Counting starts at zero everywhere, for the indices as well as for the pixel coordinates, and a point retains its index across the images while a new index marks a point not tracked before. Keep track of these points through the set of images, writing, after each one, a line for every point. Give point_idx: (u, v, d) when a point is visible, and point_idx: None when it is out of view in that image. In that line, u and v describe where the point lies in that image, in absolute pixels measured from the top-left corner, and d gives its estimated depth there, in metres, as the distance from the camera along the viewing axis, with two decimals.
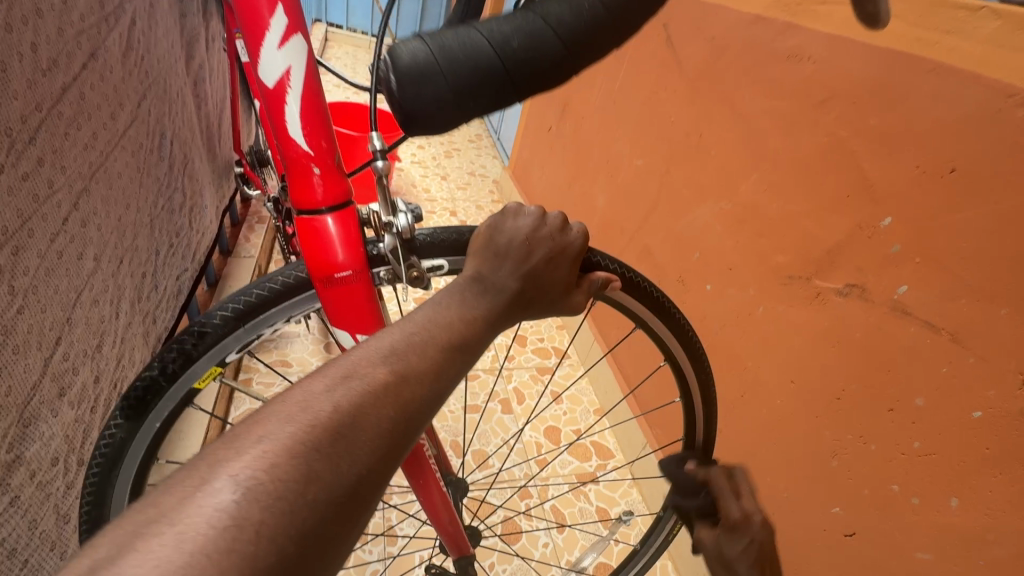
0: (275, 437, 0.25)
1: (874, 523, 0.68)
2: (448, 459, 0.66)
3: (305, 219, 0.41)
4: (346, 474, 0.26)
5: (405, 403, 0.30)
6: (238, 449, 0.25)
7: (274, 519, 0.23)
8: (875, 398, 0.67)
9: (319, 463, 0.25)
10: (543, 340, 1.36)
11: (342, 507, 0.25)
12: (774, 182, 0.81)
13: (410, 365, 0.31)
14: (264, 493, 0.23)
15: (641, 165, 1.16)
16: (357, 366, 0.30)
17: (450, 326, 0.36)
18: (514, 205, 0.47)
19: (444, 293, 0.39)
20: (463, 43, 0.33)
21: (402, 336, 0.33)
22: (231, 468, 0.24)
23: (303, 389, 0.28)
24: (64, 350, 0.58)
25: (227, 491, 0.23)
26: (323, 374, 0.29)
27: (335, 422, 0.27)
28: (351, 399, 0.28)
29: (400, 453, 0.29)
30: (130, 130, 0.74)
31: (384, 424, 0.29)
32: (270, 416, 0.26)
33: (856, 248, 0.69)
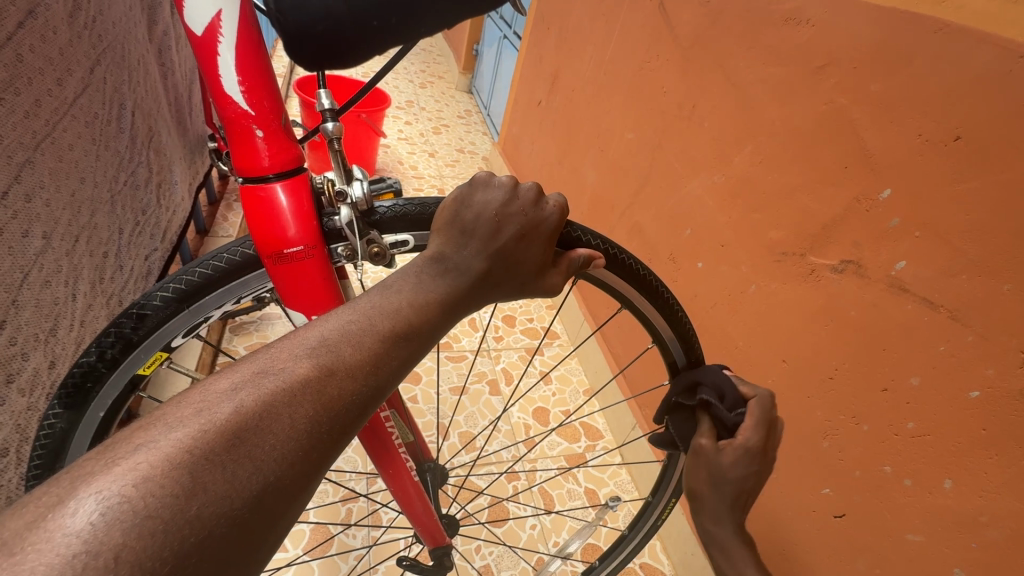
0: (157, 445, 0.24)
1: (865, 506, 0.66)
2: (424, 446, 0.64)
3: (250, 187, 0.37)
4: (242, 482, 0.25)
5: (326, 402, 0.28)
6: (115, 459, 0.23)
7: (143, 538, 0.21)
8: (868, 378, 0.65)
9: (208, 471, 0.24)
10: (532, 321, 1.34)
11: (234, 519, 0.24)
12: (769, 154, 0.78)
13: (338, 358, 0.30)
14: (133, 510, 0.21)
15: (632, 139, 1.12)
16: (271, 363, 0.29)
17: (397, 313, 0.34)
18: (484, 174, 0.42)
19: (396, 277, 0.37)
20: None
21: (332, 329, 0.31)
22: (99, 482, 0.22)
23: (205, 390, 0.27)
24: (10, 335, 0.55)
25: (87, 509, 0.21)
26: (233, 372, 0.28)
27: (236, 425, 0.25)
28: (260, 398, 0.27)
29: (313, 457, 0.27)
30: (83, 98, 0.69)
31: (298, 425, 0.27)
32: (161, 419, 0.25)
33: (852, 222, 0.66)
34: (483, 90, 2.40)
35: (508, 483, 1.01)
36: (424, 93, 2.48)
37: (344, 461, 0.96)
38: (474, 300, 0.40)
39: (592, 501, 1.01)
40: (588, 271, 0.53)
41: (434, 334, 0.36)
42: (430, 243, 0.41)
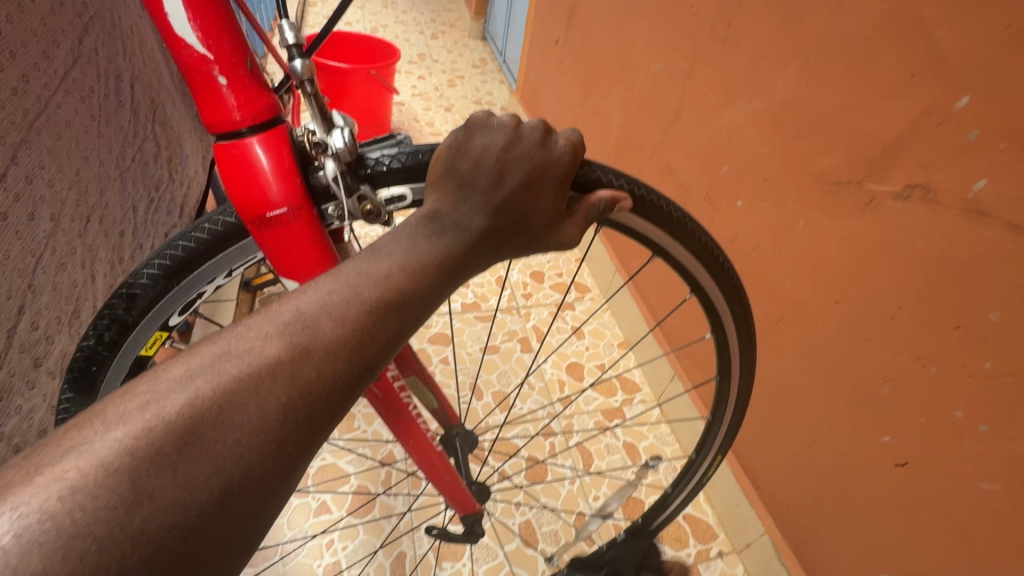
0: (92, 449, 0.22)
1: (929, 453, 0.61)
2: (452, 411, 0.62)
3: (223, 145, 0.33)
4: (197, 485, 0.23)
5: (301, 386, 0.26)
6: (44, 467, 0.21)
7: (68, 561, 0.19)
8: (937, 316, 0.58)
9: (153, 476, 0.22)
10: (561, 275, 1.29)
11: (189, 528, 0.22)
12: (819, 70, 0.68)
13: (315, 334, 0.27)
14: (57, 528, 0.20)
15: (659, 70, 1.02)
16: (238, 344, 0.26)
17: (386, 280, 0.30)
18: (482, 113, 0.38)
19: (386, 238, 0.33)
20: None
21: (311, 302, 0.28)
22: (21, 494, 0.20)
23: (157, 378, 0.24)
24: (32, 319, 0.55)
25: (4, 528, 0.19)
26: (192, 357, 0.26)
27: (187, 421, 0.23)
28: (219, 387, 0.25)
29: (285, 450, 0.25)
30: (74, 71, 0.66)
31: (265, 415, 0.25)
32: (105, 415, 0.23)
33: (922, 139, 0.57)
34: (496, 35, 2.27)
35: (545, 441, 1.00)
36: (435, 44, 2.36)
37: (381, 426, 0.97)
38: (477, 261, 0.36)
39: (632, 455, 0.99)
40: (614, 215, 0.47)
41: (436, 299, 0.32)
42: (425, 200, 0.37)
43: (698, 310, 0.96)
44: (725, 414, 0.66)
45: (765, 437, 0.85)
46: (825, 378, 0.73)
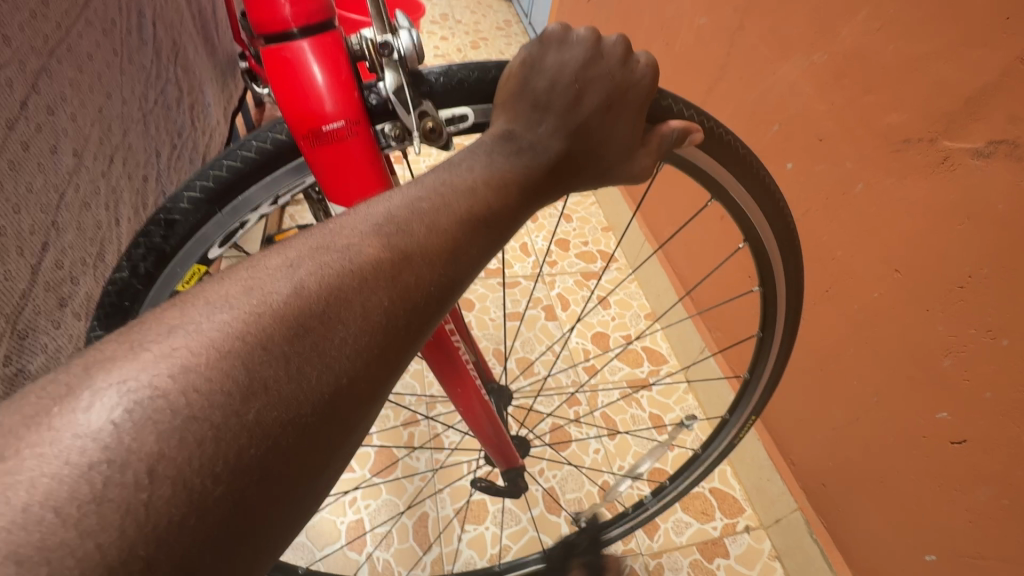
0: (200, 332, 0.21)
1: (994, 431, 0.57)
2: (489, 367, 0.60)
3: (273, 48, 0.30)
4: (308, 383, 0.22)
5: (400, 291, 0.25)
6: (149, 346, 0.21)
7: (184, 447, 0.19)
8: (1015, 284, 0.54)
9: (265, 369, 0.22)
10: (587, 244, 1.25)
11: (300, 427, 0.22)
12: (894, 15, 0.62)
13: (411, 239, 0.26)
14: (171, 411, 0.20)
15: (705, 24, 0.96)
16: (335, 238, 0.25)
17: (471, 193, 0.29)
18: (558, 26, 0.33)
19: (464, 154, 0.31)
20: None
21: (403, 204, 0.27)
22: (130, 373, 0.20)
23: (256, 267, 0.24)
24: (56, 257, 0.52)
25: (118, 405, 0.19)
26: (288, 249, 0.25)
27: (293, 313, 0.23)
28: (321, 281, 0.24)
29: (386, 357, 0.25)
30: (94, 1, 0.63)
31: (368, 317, 0.24)
32: (208, 299, 0.23)
33: (1013, 88, 0.52)
34: None
35: (570, 409, 0.98)
36: (458, 4, 2.27)
37: (403, 387, 0.95)
38: (550, 192, 0.33)
39: (658, 425, 0.97)
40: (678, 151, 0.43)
41: (520, 217, 0.31)
42: (493, 122, 0.33)
43: (748, 266, 0.88)
44: (766, 378, 0.63)
45: (802, 412, 0.82)
46: (877, 351, 0.69)
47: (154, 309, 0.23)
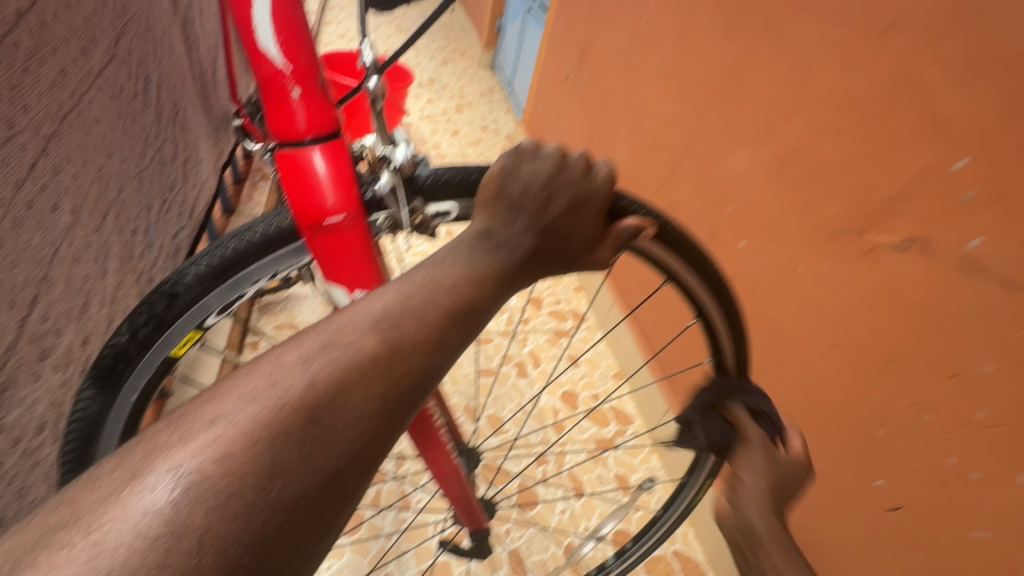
0: (233, 421, 0.26)
1: (924, 499, 0.62)
2: (460, 429, 0.63)
3: (287, 153, 0.35)
4: (319, 462, 0.26)
5: (395, 380, 0.30)
6: (192, 434, 0.26)
7: (223, 521, 0.24)
8: (933, 364, 0.60)
9: (285, 450, 0.26)
10: (560, 302, 1.30)
11: (312, 501, 0.26)
12: (827, 123, 0.72)
13: (403, 334, 0.31)
14: (213, 488, 0.24)
15: (669, 111, 1.07)
16: (340, 335, 0.30)
17: (454, 289, 0.33)
18: (530, 143, 0.40)
19: (447, 251, 0.36)
20: None
21: (396, 300, 0.32)
22: (179, 457, 0.25)
23: (275, 363, 0.28)
24: (43, 310, 0.54)
25: (169, 485, 0.24)
26: (301, 346, 0.29)
27: (306, 402, 0.27)
28: (330, 373, 0.28)
29: (382, 436, 0.29)
30: (108, 71, 0.67)
31: (367, 403, 0.29)
32: (236, 392, 0.27)
33: (922, 195, 0.61)
34: (503, 67, 2.34)
35: (538, 467, 1.00)
36: (445, 70, 2.42)
37: None
38: (523, 280, 0.38)
39: (623, 485, 0.99)
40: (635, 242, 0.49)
41: (496, 305, 0.36)
42: (474, 218, 0.39)
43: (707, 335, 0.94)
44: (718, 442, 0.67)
45: None
46: (822, 419, 0.75)
47: (193, 401, 0.28)
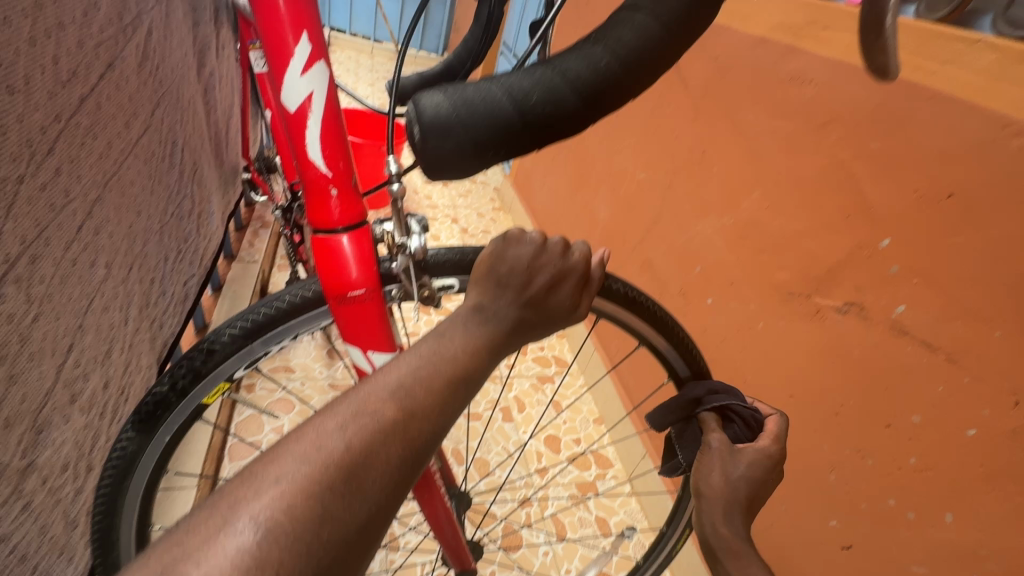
0: (292, 478, 0.29)
1: (870, 538, 0.69)
2: (452, 473, 0.68)
3: (321, 238, 0.45)
4: (359, 510, 0.31)
5: (411, 440, 0.34)
6: (260, 489, 0.29)
7: (294, 559, 0.28)
8: (871, 415, 0.69)
9: (334, 501, 0.30)
10: (544, 349, 1.37)
11: (354, 542, 0.30)
12: (778, 200, 0.83)
13: (416, 402, 0.36)
14: (283, 534, 0.28)
15: (644, 178, 1.18)
16: (367, 403, 0.34)
17: (455, 360, 0.39)
18: (516, 230, 0.48)
19: (447, 324, 0.42)
20: (483, 96, 0.32)
21: (409, 371, 0.37)
22: (251, 510, 0.28)
23: (317, 429, 0.32)
24: (76, 357, 0.59)
25: (248, 533, 0.27)
26: (336, 412, 0.33)
27: (347, 463, 0.31)
28: (363, 437, 0.32)
29: (404, 486, 0.33)
30: (143, 139, 0.74)
31: (392, 459, 0.33)
32: (289, 453, 0.31)
33: (856, 267, 0.71)
34: None
35: (522, 510, 1.04)
36: None
37: None
38: (512, 344, 0.45)
39: (603, 529, 1.04)
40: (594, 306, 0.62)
41: (488, 370, 0.42)
42: (468, 293, 0.46)
43: None
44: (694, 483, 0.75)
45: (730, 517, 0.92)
46: (783, 463, 0.82)
47: (250, 463, 0.31)
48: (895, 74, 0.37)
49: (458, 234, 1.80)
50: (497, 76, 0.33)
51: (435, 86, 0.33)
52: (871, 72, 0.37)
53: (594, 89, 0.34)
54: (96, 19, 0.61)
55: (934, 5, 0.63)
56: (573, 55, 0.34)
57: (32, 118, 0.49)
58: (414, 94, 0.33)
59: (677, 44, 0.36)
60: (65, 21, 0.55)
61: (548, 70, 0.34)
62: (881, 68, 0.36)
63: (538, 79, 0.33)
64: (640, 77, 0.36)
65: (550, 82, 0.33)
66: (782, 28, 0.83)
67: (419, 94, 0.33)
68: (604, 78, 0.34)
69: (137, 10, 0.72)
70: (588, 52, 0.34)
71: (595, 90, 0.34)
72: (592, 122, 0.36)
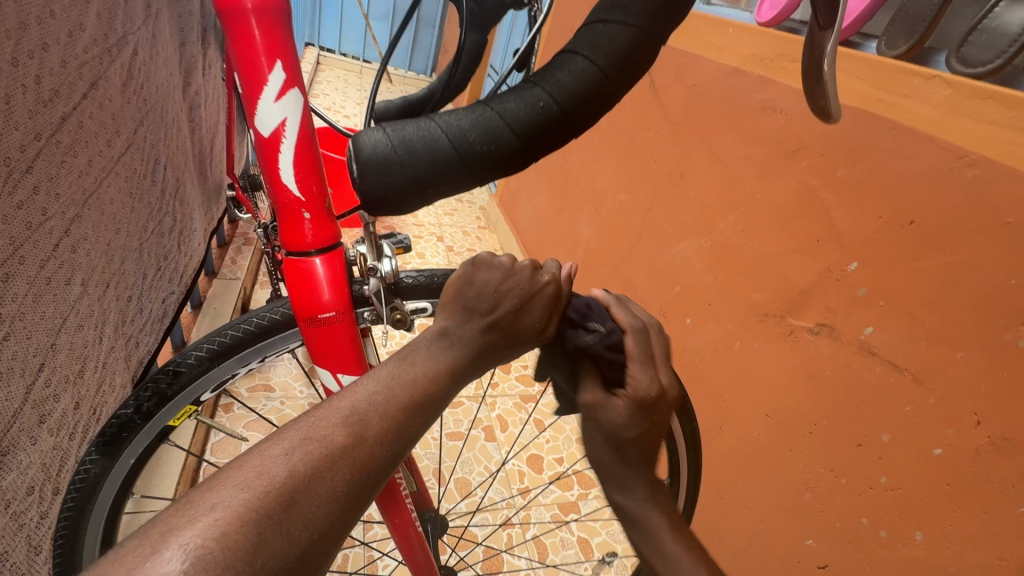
0: (229, 503, 0.29)
1: (845, 557, 0.70)
2: (426, 496, 0.68)
3: (293, 260, 0.46)
4: (295, 538, 0.30)
5: (360, 467, 0.34)
6: (194, 517, 0.28)
7: None
8: (843, 434, 0.70)
9: (270, 528, 0.29)
10: (526, 368, 1.38)
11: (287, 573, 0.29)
12: (752, 224, 0.86)
13: (368, 428, 0.36)
14: (214, 562, 0.26)
15: (625, 200, 1.21)
16: (316, 429, 0.34)
17: (414, 384, 0.40)
18: (486, 254, 0.49)
19: (410, 349, 0.43)
20: (422, 135, 0.35)
21: (363, 398, 0.37)
22: (183, 536, 0.27)
23: (262, 455, 0.32)
24: (47, 376, 0.58)
25: (177, 560, 0.26)
26: (283, 438, 0.33)
27: (289, 488, 0.31)
28: (308, 463, 0.32)
29: (346, 515, 0.33)
30: (125, 156, 0.74)
31: (337, 487, 0.33)
32: (229, 480, 0.30)
33: (826, 289, 0.73)
34: None
35: (503, 531, 1.02)
36: None
37: None
38: (478, 368, 0.46)
39: (585, 550, 1.03)
40: None
41: (449, 396, 0.43)
42: (437, 317, 0.48)
43: None
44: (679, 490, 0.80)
45: (712, 537, 0.93)
46: (761, 483, 0.83)
47: (189, 491, 0.29)
48: (837, 115, 0.37)
49: (443, 252, 1.81)
50: (439, 116, 0.37)
51: (381, 125, 0.36)
52: (814, 112, 0.38)
53: (533, 129, 0.36)
54: (80, 39, 0.62)
55: (893, 40, 0.66)
56: (513, 96, 0.37)
57: (12, 137, 0.50)
58: (359, 130, 0.36)
59: (619, 84, 0.37)
60: (49, 41, 0.55)
61: (486, 110, 0.37)
62: (822, 107, 0.37)
63: (476, 118, 0.36)
64: (578, 116, 0.37)
65: (488, 121, 0.36)
66: (754, 59, 0.87)
67: (364, 130, 0.36)
68: (537, 117, 0.36)
69: (123, 30, 0.73)
70: (526, 93, 0.36)
71: (533, 130, 0.36)
72: (533, 156, 0.39)
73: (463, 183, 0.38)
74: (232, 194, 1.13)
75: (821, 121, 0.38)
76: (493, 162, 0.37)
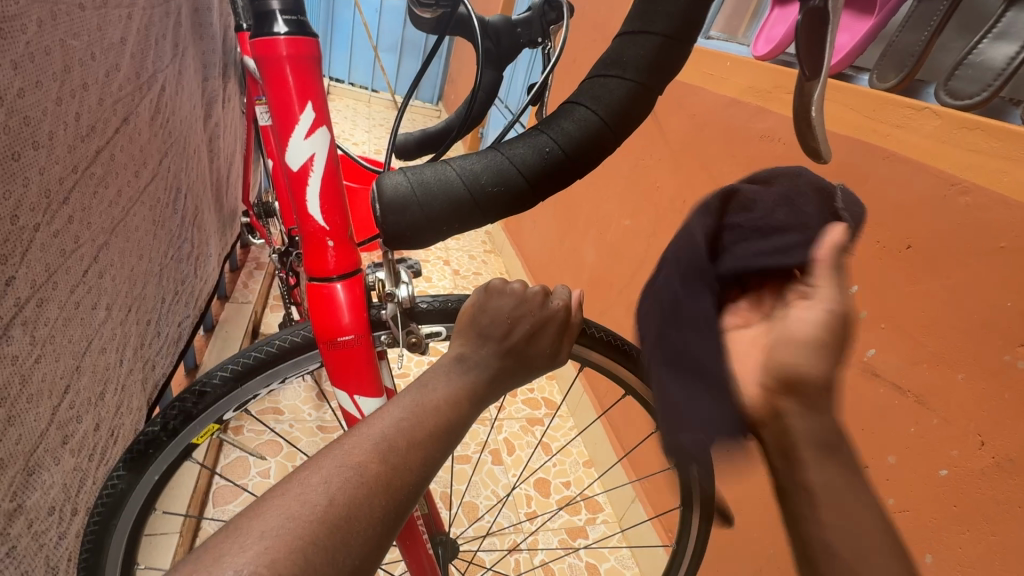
0: (276, 532, 0.30)
1: None
2: (438, 519, 0.68)
3: (316, 285, 0.48)
4: (337, 564, 0.31)
5: (392, 492, 0.36)
6: (244, 545, 0.29)
7: None
8: None
9: (315, 554, 0.30)
10: (533, 392, 1.39)
11: None
12: None
13: (399, 455, 0.37)
14: None
15: (629, 225, 1.23)
16: (350, 456, 0.36)
17: (436, 411, 0.42)
18: (499, 281, 0.51)
19: (430, 375, 0.45)
20: (438, 178, 0.38)
21: (391, 424, 0.39)
22: (234, 564, 0.28)
23: (302, 484, 0.33)
24: (71, 399, 0.60)
25: None
26: (319, 467, 0.34)
27: (330, 515, 0.32)
28: (346, 491, 0.34)
29: (383, 539, 0.34)
30: (150, 186, 0.78)
31: (374, 513, 0.34)
32: (273, 509, 0.31)
33: None
34: None
35: (511, 557, 1.02)
36: None
37: None
38: (496, 390, 0.48)
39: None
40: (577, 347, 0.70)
41: (470, 418, 0.44)
42: (453, 341, 0.49)
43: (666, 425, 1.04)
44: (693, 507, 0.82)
45: (723, 561, 0.92)
46: (769, 506, 0.83)
47: (233, 521, 0.31)
48: (827, 156, 0.40)
49: (450, 275, 1.83)
50: (453, 161, 0.40)
51: (399, 168, 0.39)
52: (805, 153, 0.41)
53: (541, 172, 0.39)
54: (116, 79, 0.66)
55: (884, 73, 0.69)
56: (521, 143, 0.40)
57: (52, 170, 0.53)
58: (380, 174, 0.39)
59: (620, 133, 0.41)
60: (88, 81, 0.59)
61: (497, 155, 0.40)
62: (812, 148, 0.40)
63: (488, 163, 0.39)
64: (581, 162, 0.41)
65: (499, 165, 0.39)
66: (751, 90, 0.90)
67: (385, 174, 0.39)
68: (543, 161, 0.39)
69: (153, 69, 0.77)
70: (533, 140, 0.40)
71: (541, 173, 0.39)
72: (541, 198, 0.42)
73: (476, 221, 0.40)
74: (248, 221, 1.17)
75: (813, 162, 0.40)
76: (505, 203, 0.40)
